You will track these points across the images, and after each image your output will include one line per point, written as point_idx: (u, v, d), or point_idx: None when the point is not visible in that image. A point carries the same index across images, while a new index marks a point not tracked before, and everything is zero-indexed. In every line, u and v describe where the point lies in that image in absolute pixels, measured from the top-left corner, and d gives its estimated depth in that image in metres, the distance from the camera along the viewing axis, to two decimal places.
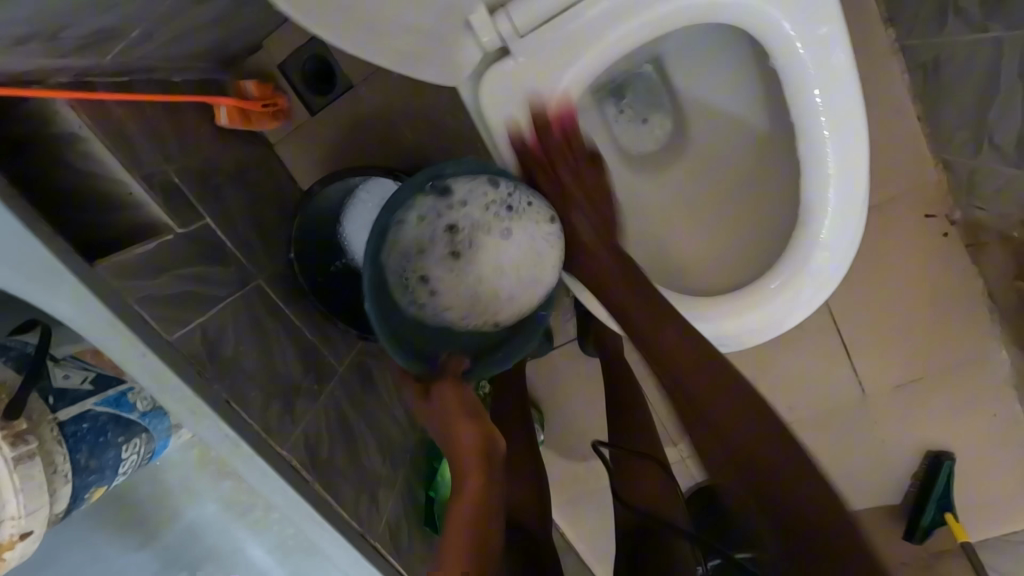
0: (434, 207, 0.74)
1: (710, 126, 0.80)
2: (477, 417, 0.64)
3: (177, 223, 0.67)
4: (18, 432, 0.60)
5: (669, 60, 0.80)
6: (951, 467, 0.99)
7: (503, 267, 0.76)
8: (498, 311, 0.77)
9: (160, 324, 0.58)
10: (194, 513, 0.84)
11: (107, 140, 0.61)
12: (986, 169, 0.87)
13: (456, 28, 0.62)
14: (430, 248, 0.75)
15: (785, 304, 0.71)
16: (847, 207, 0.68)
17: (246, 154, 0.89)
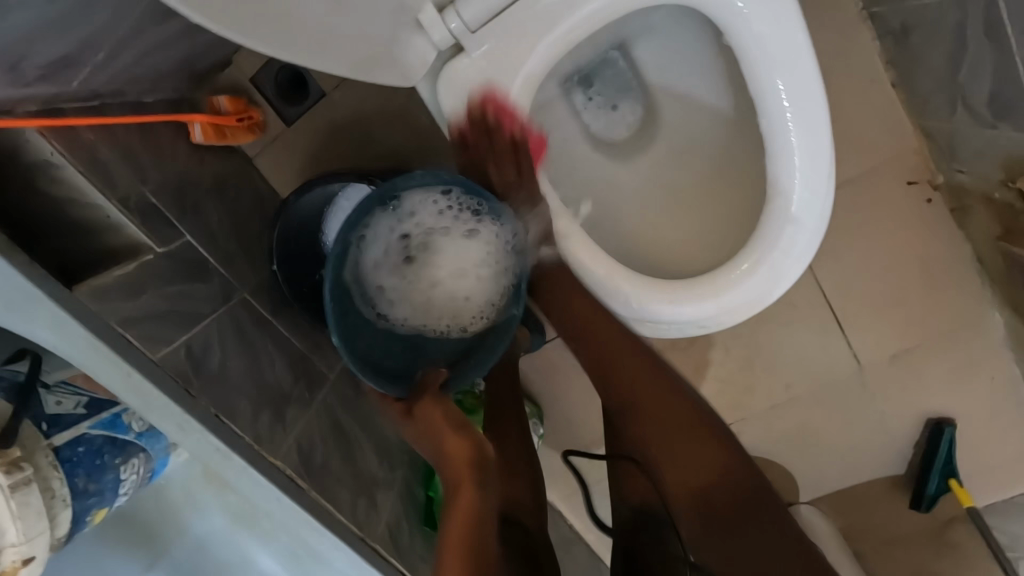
0: (388, 222, 0.72)
1: (679, 109, 0.80)
2: (463, 426, 0.68)
3: (156, 242, 0.68)
4: (14, 460, 0.60)
5: (634, 43, 0.79)
6: (953, 433, 1.00)
7: (461, 273, 0.75)
8: (465, 317, 0.76)
9: (144, 343, 0.58)
10: (201, 527, 0.83)
11: (81, 165, 0.61)
12: (963, 132, 0.87)
13: (409, 29, 0.62)
14: (387, 261, 0.74)
15: (762, 280, 0.70)
16: (815, 179, 0.67)
17: (224, 168, 0.90)
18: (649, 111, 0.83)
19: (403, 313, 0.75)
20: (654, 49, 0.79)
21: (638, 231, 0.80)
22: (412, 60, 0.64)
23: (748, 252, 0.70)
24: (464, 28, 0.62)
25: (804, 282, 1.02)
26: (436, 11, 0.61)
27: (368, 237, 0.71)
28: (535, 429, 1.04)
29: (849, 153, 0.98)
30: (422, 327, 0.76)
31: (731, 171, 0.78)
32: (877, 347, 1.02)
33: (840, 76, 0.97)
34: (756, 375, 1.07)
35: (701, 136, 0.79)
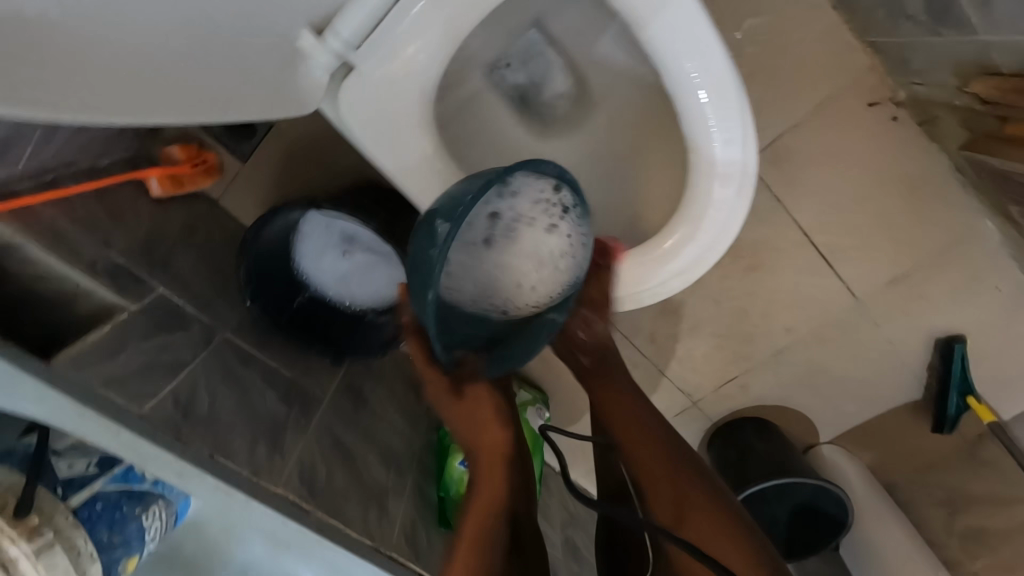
0: (491, 191, 0.63)
1: (604, 75, 0.79)
2: (506, 422, 0.73)
3: (130, 300, 0.70)
4: (34, 526, 0.64)
5: (551, 19, 0.77)
6: (965, 348, 0.97)
7: (531, 270, 0.68)
8: (512, 315, 0.68)
9: (129, 400, 0.61)
10: (242, 557, 0.85)
11: (42, 243, 0.63)
12: (911, 43, 0.84)
13: (294, 58, 0.62)
14: (470, 235, 0.65)
15: (699, 243, 0.71)
16: (731, 130, 0.67)
17: (191, 214, 0.91)
18: (579, 87, 0.82)
19: (460, 291, 0.66)
20: (569, 24, 0.77)
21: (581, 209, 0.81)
22: (306, 85, 0.64)
23: (683, 217, 0.71)
24: (346, 47, 0.62)
25: (784, 225, 1.00)
26: (314, 35, 0.60)
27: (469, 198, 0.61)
28: (541, 413, 1.04)
29: (805, 85, 0.94)
30: (466, 306, 0.66)
31: (663, 132, 0.78)
32: (868, 276, 1.00)
33: (785, 3, 0.92)
34: (750, 324, 1.06)
35: (629, 109, 0.79)
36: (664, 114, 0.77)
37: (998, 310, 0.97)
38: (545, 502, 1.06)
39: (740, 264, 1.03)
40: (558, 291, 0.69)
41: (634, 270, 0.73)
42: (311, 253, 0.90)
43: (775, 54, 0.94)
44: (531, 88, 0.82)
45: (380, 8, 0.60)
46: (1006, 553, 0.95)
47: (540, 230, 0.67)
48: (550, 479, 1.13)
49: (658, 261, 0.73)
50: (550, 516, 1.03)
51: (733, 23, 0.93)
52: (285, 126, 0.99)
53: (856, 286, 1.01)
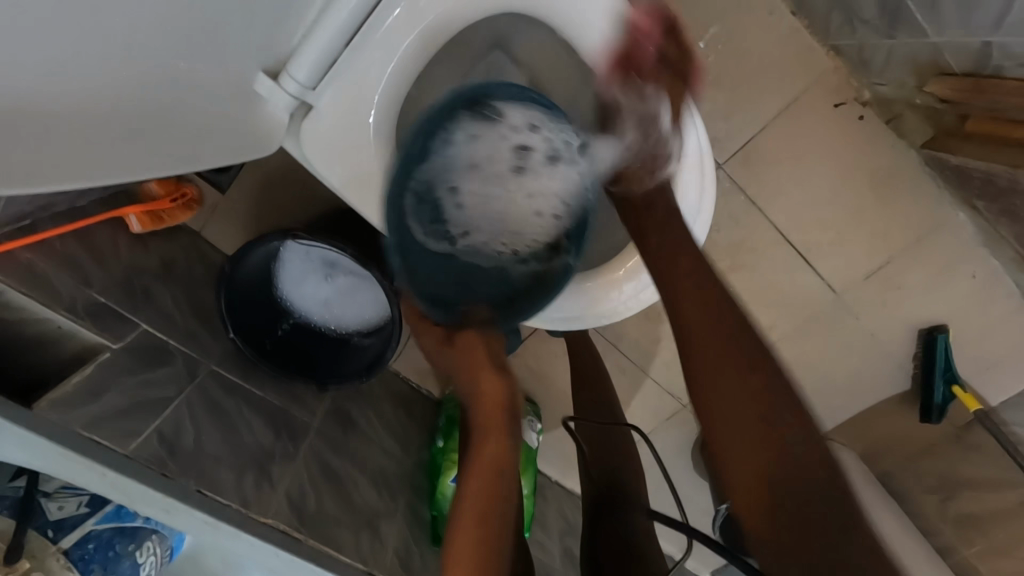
0: (491, 128, 0.73)
1: (566, 96, 0.81)
2: (499, 367, 0.72)
3: (113, 339, 0.70)
4: (23, 572, 0.66)
5: (512, 43, 0.79)
6: (947, 338, 0.98)
7: (545, 193, 0.76)
8: (521, 246, 0.75)
9: (113, 440, 0.61)
10: None
11: (22, 287, 0.64)
12: (868, 45, 0.85)
13: (250, 97, 0.64)
14: (484, 168, 0.75)
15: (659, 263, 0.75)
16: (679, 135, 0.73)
17: (172, 247, 0.92)
18: None
19: (472, 226, 0.75)
20: (531, 49, 0.79)
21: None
22: (266, 123, 0.67)
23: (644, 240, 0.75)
24: (302, 89, 0.65)
25: (761, 225, 1.01)
26: (270, 79, 0.64)
27: (465, 136, 0.72)
28: (532, 425, 1.05)
29: (771, 88, 0.96)
30: (478, 240, 0.75)
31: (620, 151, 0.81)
32: (847, 271, 1.01)
33: (746, 8, 0.94)
34: None
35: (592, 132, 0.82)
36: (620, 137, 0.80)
37: (976, 298, 0.98)
38: (542, 512, 1.07)
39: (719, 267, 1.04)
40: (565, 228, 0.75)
41: (602, 289, 0.76)
42: (292, 279, 0.91)
43: (740, 59, 0.95)
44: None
45: (332, 47, 0.64)
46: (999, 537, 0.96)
47: (544, 170, 0.75)
48: (546, 489, 1.14)
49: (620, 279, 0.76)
50: (548, 526, 1.04)
51: (696, 31, 0.95)
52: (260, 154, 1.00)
53: (833, 281, 1.02)
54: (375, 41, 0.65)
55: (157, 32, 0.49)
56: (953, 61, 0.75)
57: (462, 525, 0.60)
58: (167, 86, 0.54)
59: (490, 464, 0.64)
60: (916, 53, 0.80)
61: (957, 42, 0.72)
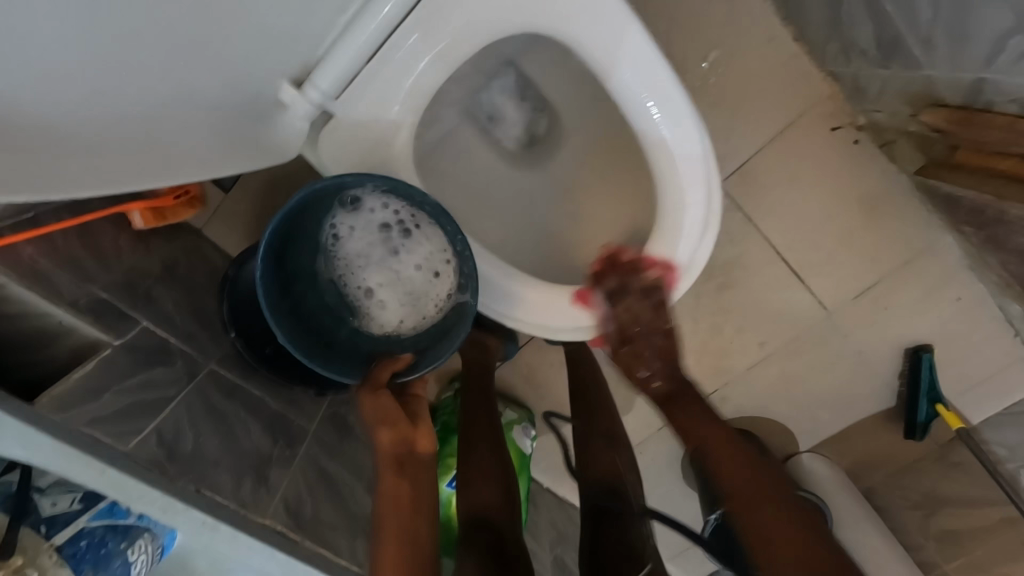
0: (353, 221, 0.85)
1: (577, 108, 0.87)
2: (391, 421, 0.70)
3: (114, 336, 0.71)
4: (16, 567, 0.65)
5: (522, 61, 0.85)
6: (932, 357, 1.01)
7: (426, 255, 0.84)
8: (427, 304, 0.86)
9: (114, 438, 0.61)
10: None
11: (25, 283, 0.64)
12: (863, 74, 0.89)
13: (271, 105, 0.67)
14: (371, 253, 0.85)
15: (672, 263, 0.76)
16: (683, 139, 0.74)
17: (174, 246, 0.93)
18: (552, 121, 0.90)
19: (383, 304, 0.86)
20: (535, 67, 0.85)
21: (552, 240, 0.87)
22: (284, 132, 0.70)
23: (660, 240, 0.76)
24: (326, 97, 0.68)
25: (755, 242, 1.03)
26: (294, 88, 0.66)
27: (342, 236, 0.85)
28: (527, 433, 1.06)
29: (767, 112, 0.99)
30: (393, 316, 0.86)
31: (634, 154, 0.83)
32: (837, 290, 1.03)
33: (744, 35, 0.97)
34: (724, 339, 1.08)
35: (596, 144, 0.86)
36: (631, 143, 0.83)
37: (961, 320, 1.01)
38: (534, 521, 1.07)
39: (711, 283, 1.06)
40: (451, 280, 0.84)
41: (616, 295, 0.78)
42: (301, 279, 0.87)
43: (737, 82, 0.98)
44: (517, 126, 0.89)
45: (355, 63, 0.67)
46: (978, 554, 0.99)
47: (411, 238, 0.84)
48: (538, 498, 1.14)
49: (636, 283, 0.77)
50: (539, 535, 1.04)
51: (698, 54, 0.98)
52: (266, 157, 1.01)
53: (824, 301, 1.04)
54: (395, 54, 0.69)
55: (164, 41, 0.50)
56: (945, 93, 0.78)
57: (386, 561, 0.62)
58: (186, 97, 0.55)
59: (389, 517, 0.65)
60: (909, 84, 0.83)
61: (949, 78, 0.75)
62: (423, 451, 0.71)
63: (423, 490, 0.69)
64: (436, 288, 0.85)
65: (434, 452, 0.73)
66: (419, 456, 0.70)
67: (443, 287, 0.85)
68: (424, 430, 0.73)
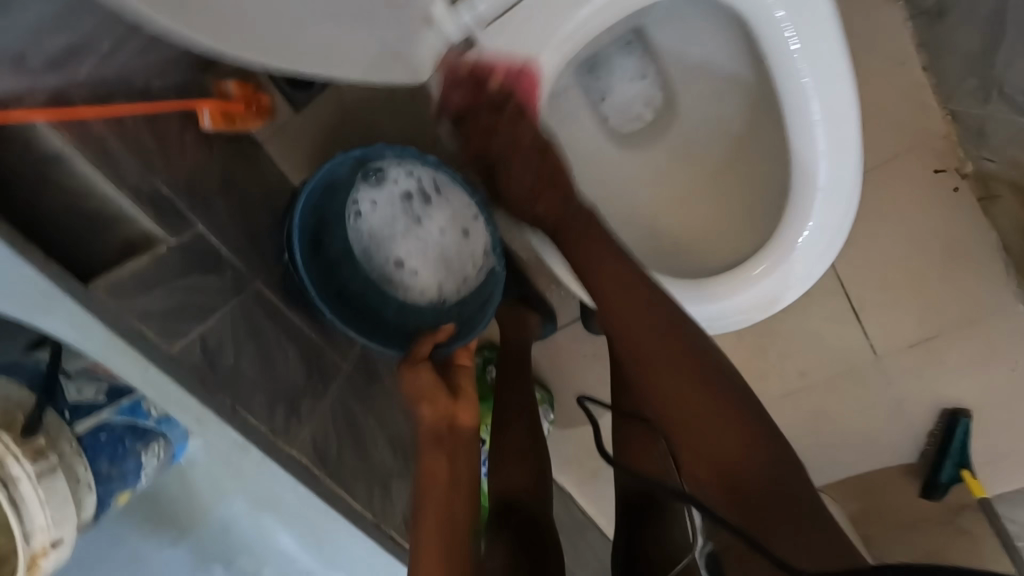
0: (375, 194, 0.90)
1: (696, 90, 0.91)
2: (427, 397, 0.68)
3: (169, 235, 0.68)
4: (39, 448, 0.62)
5: (652, 32, 0.89)
6: (968, 424, 0.99)
7: (454, 215, 0.92)
8: (462, 264, 0.93)
9: (163, 336, 0.60)
10: (222, 510, 0.86)
11: (91, 157, 0.61)
12: (996, 118, 0.89)
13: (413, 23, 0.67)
14: (399, 225, 0.91)
15: (780, 274, 0.80)
16: (835, 143, 0.75)
17: (235, 156, 0.90)
18: (667, 102, 0.95)
19: (422, 273, 0.92)
20: (676, 42, 0.89)
21: (665, 227, 0.91)
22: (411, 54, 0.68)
23: (783, 235, 0.79)
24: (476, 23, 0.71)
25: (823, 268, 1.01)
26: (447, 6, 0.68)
27: (367, 212, 0.90)
28: (547, 415, 1.04)
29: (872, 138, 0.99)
30: (433, 282, 0.92)
31: (751, 152, 0.87)
32: (894, 335, 1.01)
33: (869, 57, 0.99)
34: (767, 361, 1.05)
35: (722, 133, 0.90)
36: (768, 135, 0.84)
37: (1012, 392, 0.99)
38: None
39: None
40: (482, 236, 0.92)
41: (726, 293, 0.81)
42: (362, 239, 0.91)
43: None
44: (637, 106, 0.96)
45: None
46: None
47: (435, 202, 0.91)
48: None
49: (747, 284, 0.80)
50: None
51: None
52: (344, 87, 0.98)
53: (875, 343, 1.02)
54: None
55: None
56: None
57: (423, 534, 0.57)
58: None
59: (427, 498, 0.60)
60: None
61: None
62: (464, 425, 0.68)
63: (466, 470, 0.64)
64: (469, 246, 0.93)
65: (474, 428, 0.69)
66: (461, 432, 0.67)
67: (475, 245, 0.92)
68: (465, 404, 0.69)
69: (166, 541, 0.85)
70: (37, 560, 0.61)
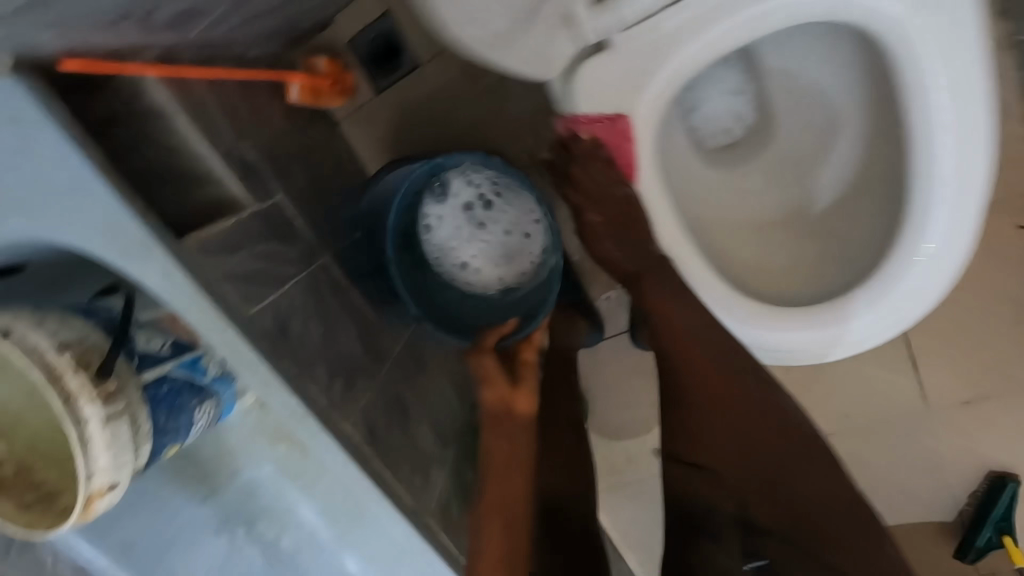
0: (440, 203, 0.91)
1: (796, 113, 0.91)
2: (492, 384, 0.75)
3: (252, 198, 0.69)
4: (109, 391, 0.63)
5: (757, 53, 0.90)
6: (1016, 488, 0.96)
7: (513, 215, 0.91)
8: (527, 261, 0.91)
9: (241, 299, 0.61)
10: (250, 474, 0.96)
11: (191, 116, 0.63)
12: None
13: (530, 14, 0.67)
14: (463, 231, 0.91)
15: (887, 309, 0.75)
16: (964, 161, 0.71)
17: (312, 131, 0.91)
18: (764, 125, 0.94)
19: (491, 275, 0.91)
20: (784, 62, 0.89)
21: (755, 247, 0.88)
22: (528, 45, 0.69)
23: (897, 258, 0.74)
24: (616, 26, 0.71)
25: None
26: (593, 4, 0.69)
27: (433, 222, 0.91)
28: None
29: None
30: (503, 282, 0.91)
31: (860, 172, 0.85)
32: (950, 389, 1.00)
33: None
34: (812, 399, 1.04)
35: (822, 160, 0.88)
36: (880, 157, 0.81)
37: None
38: None
39: None
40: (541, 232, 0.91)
41: (831, 326, 0.76)
42: (434, 247, 0.91)
43: None
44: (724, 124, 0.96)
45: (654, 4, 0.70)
46: None
47: (495, 204, 0.91)
48: None
49: (853, 314, 0.76)
50: None
51: None
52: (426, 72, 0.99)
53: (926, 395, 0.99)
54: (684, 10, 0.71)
55: None
56: None
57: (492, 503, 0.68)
58: None
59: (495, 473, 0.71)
60: None
61: None
62: (520, 410, 0.75)
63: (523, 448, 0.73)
64: (530, 243, 0.91)
65: (530, 414, 0.76)
66: (518, 415, 0.75)
67: (536, 241, 0.91)
68: (520, 392, 0.76)
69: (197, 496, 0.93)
70: (92, 501, 0.63)
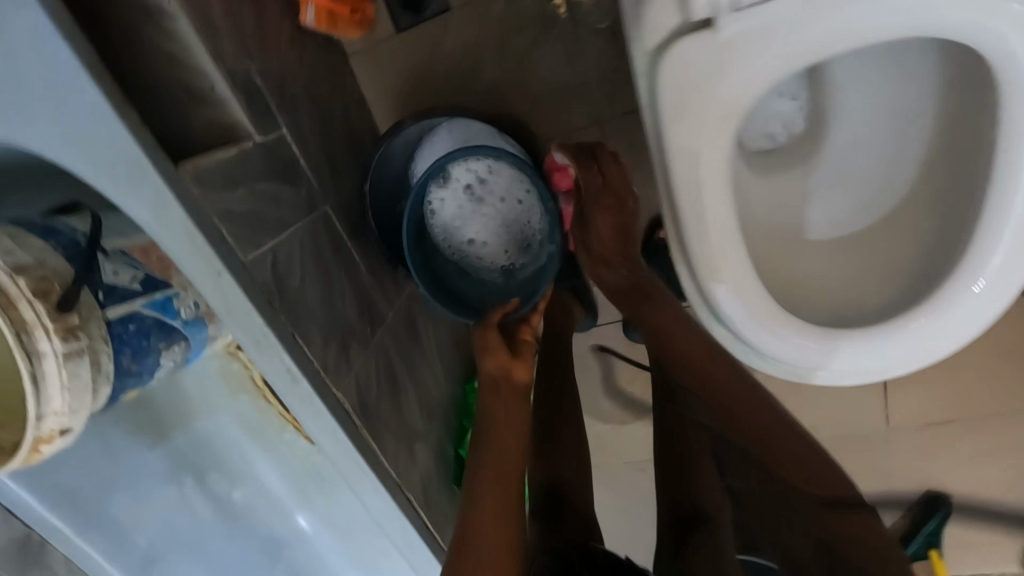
0: (442, 189, 0.84)
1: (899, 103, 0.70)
2: (495, 350, 0.74)
3: (256, 132, 0.61)
4: (71, 327, 0.55)
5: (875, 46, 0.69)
6: (948, 507, 1.02)
7: (511, 190, 0.86)
8: (528, 230, 0.88)
9: (239, 243, 0.54)
10: (206, 422, 0.89)
11: (196, 25, 0.54)
12: None
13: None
14: (467, 214, 0.86)
15: (941, 331, 0.60)
16: None
17: (320, 63, 0.82)
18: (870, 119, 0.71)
19: (500, 251, 0.89)
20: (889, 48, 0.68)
21: (787, 256, 0.72)
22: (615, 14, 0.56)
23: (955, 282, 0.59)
24: (731, 4, 0.52)
25: None
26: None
27: (437, 207, 0.85)
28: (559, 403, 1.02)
29: None
30: (513, 257, 0.89)
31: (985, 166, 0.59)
32: (911, 414, 1.05)
33: None
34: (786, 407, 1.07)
35: (955, 160, 0.64)
36: None
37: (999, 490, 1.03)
38: None
39: None
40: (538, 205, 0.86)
41: (835, 345, 0.59)
42: (446, 229, 0.87)
43: None
44: (775, 123, 0.77)
45: None
46: None
47: (491, 183, 0.85)
48: None
49: (879, 345, 0.59)
50: None
51: None
52: (453, 17, 0.90)
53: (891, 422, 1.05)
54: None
55: None
56: None
57: (484, 482, 0.61)
58: None
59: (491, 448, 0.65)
60: None
61: None
62: (518, 378, 0.73)
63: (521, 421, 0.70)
64: (527, 213, 0.87)
65: (527, 384, 0.74)
66: (518, 384, 0.73)
67: (533, 212, 0.87)
68: (522, 362, 0.74)
69: (143, 443, 0.84)
70: (39, 446, 0.57)
